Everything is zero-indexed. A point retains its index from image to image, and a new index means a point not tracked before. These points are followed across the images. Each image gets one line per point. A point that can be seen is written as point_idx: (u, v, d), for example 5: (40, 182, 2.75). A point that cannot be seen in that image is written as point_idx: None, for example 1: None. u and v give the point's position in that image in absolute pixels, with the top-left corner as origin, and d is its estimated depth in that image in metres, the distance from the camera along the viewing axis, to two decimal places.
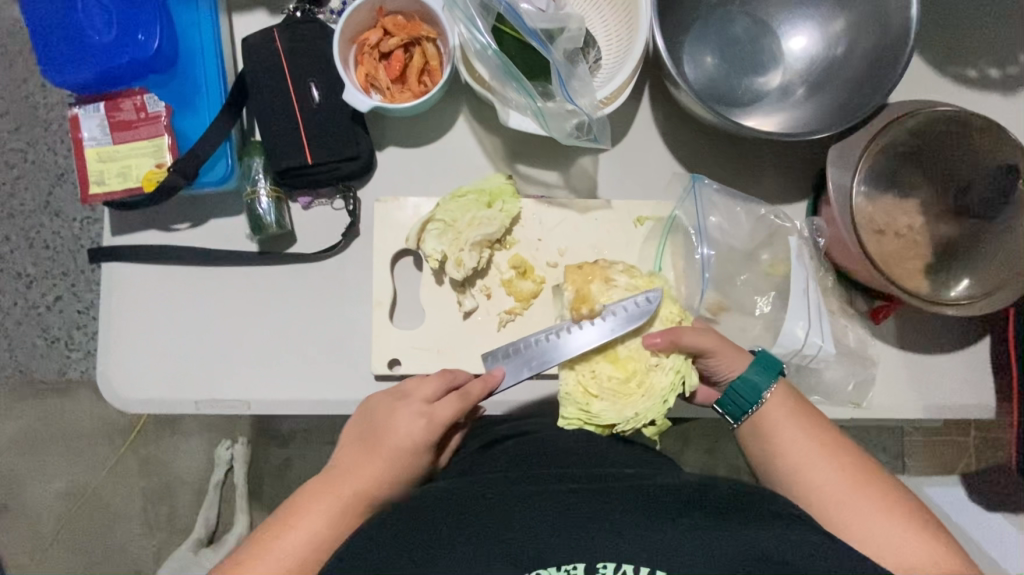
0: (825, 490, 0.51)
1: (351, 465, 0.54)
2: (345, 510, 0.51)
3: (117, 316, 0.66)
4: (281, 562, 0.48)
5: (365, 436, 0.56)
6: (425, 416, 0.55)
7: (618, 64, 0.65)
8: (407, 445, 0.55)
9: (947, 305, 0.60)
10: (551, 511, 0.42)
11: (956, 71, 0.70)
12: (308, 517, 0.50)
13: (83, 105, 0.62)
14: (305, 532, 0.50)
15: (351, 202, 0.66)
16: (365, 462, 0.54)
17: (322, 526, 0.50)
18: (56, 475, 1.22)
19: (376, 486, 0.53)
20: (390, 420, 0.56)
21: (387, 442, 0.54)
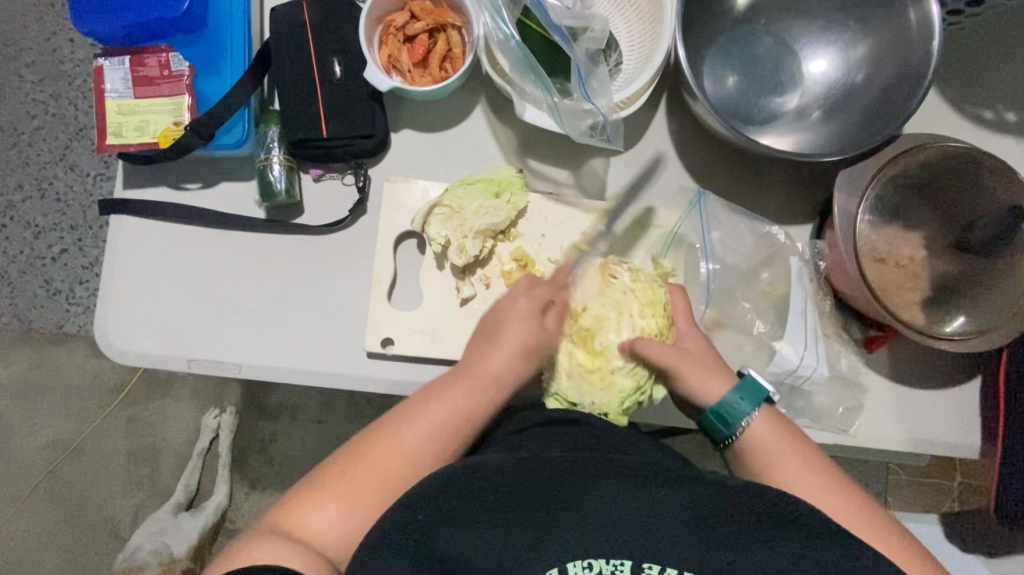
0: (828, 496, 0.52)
1: (472, 354, 0.58)
2: (473, 391, 0.56)
3: (121, 268, 0.67)
4: (425, 429, 0.54)
5: (478, 331, 0.59)
6: (528, 300, 0.58)
7: (638, 69, 0.66)
8: (517, 326, 0.57)
9: (941, 339, 0.61)
10: (605, 504, 0.44)
11: (972, 111, 0.71)
12: (441, 397, 0.55)
13: (109, 57, 0.63)
14: (440, 407, 0.55)
15: (361, 179, 0.67)
16: (483, 350, 0.57)
17: (455, 405, 0.55)
18: (44, 424, 1.23)
19: (499, 367, 0.56)
20: (496, 311, 0.59)
21: (502, 327, 0.58)
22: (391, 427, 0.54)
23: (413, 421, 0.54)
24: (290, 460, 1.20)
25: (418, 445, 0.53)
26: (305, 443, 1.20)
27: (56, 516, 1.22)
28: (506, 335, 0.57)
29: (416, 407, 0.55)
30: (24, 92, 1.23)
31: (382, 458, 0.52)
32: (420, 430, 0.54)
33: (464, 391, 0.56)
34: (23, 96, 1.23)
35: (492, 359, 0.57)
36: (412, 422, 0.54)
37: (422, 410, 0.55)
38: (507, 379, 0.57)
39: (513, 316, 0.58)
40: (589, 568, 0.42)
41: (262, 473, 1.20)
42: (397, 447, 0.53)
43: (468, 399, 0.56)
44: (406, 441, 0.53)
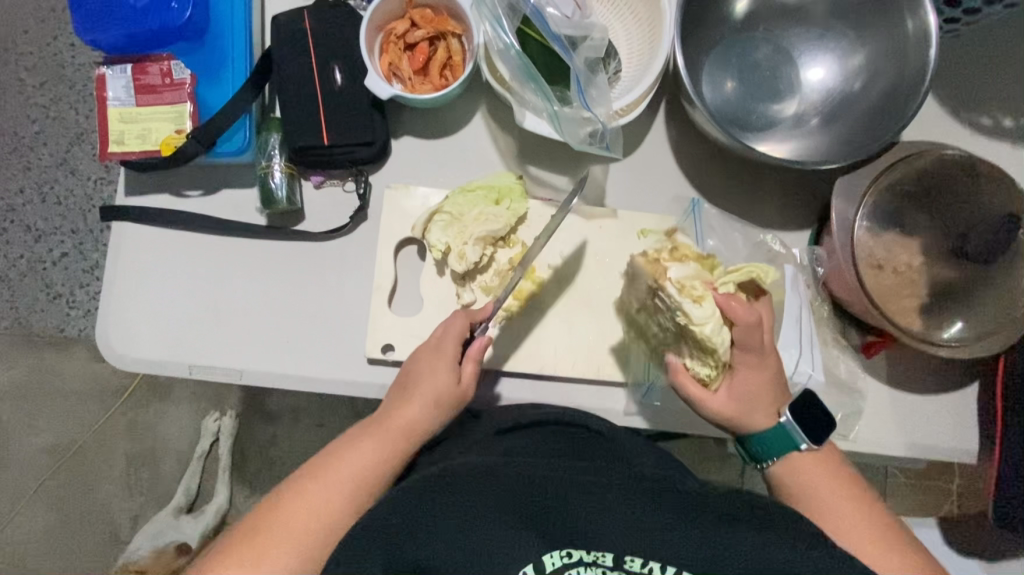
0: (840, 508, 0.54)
1: (389, 407, 0.58)
2: (388, 439, 0.56)
3: (124, 274, 0.67)
4: (335, 489, 0.53)
5: (400, 382, 0.59)
6: (442, 352, 0.58)
7: (637, 77, 0.66)
8: (428, 379, 0.57)
9: (937, 345, 0.62)
10: (585, 497, 0.44)
11: (969, 117, 0.71)
12: (355, 448, 0.55)
13: (111, 66, 0.63)
14: (353, 460, 0.55)
15: (362, 185, 0.67)
16: (397, 402, 0.57)
17: (365, 461, 0.55)
18: (45, 428, 1.23)
19: (413, 420, 0.57)
20: (415, 362, 0.59)
21: (415, 377, 0.58)
22: (304, 482, 0.54)
23: (325, 476, 0.54)
24: (290, 463, 1.20)
25: (332, 499, 0.53)
26: (306, 446, 1.21)
27: (56, 520, 1.22)
28: (419, 388, 0.57)
29: (330, 461, 0.55)
30: (24, 96, 1.23)
31: (294, 513, 0.52)
32: (334, 484, 0.53)
33: (379, 441, 0.56)
34: (23, 100, 1.23)
35: (406, 407, 0.57)
36: (325, 477, 0.54)
37: (334, 464, 0.55)
38: (425, 426, 0.57)
39: (426, 366, 0.58)
40: (568, 557, 0.43)
41: (263, 476, 1.21)
42: (309, 502, 0.52)
43: (384, 449, 0.55)
44: (319, 496, 0.53)
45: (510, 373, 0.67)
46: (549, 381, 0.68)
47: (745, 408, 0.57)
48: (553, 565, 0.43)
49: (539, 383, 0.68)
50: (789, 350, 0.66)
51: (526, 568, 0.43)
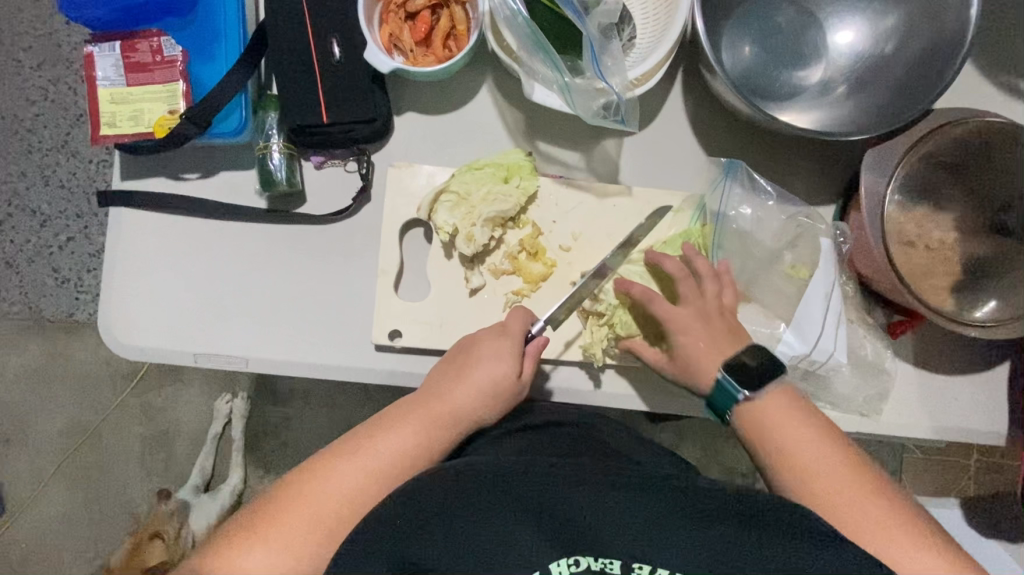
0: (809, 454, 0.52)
1: (437, 385, 0.56)
2: (432, 427, 0.53)
3: (124, 260, 0.65)
4: (369, 468, 0.50)
5: (450, 361, 0.58)
6: (510, 338, 0.57)
7: (653, 44, 0.62)
8: (485, 362, 0.56)
9: (970, 326, 0.58)
10: (592, 498, 0.44)
11: (1007, 80, 0.67)
12: (396, 432, 0.52)
13: (98, 43, 0.60)
14: (392, 445, 0.51)
15: (364, 166, 0.65)
16: (450, 383, 0.55)
17: (408, 441, 0.52)
18: (60, 411, 1.24)
19: (462, 408, 0.55)
20: (475, 344, 0.58)
21: (472, 364, 0.56)
22: (333, 461, 0.50)
23: (358, 457, 0.50)
24: (303, 444, 1.21)
25: (364, 481, 0.50)
26: (317, 427, 1.21)
27: (75, 501, 1.23)
28: (475, 370, 0.56)
29: (365, 441, 0.52)
30: (22, 77, 1.21)
31: (322, 494, 0.49)
32: (367, 466, 0.50)
33: (422, 427, 0.53)
34: (21, 82, 1.21)
35: (457, 395, 0.55)
36: (359, 459, 0.50)
37: (367, 446, 0.51)
38: (470, 416, 0.55)
39: (492, 354, 0.56)
40: (575, 565, 0.43)
41: (276, 457, 1.22)
42: (339, 483, 0.49)
43: (425, 437, 0.53)
44: (350, 477, 0.49)
45: None
46: (562, 367, 0.66)
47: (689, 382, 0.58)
48: (560, 574, 0.43)
49: (551, 368, 0.66)
50: (816, 323, 0.64)
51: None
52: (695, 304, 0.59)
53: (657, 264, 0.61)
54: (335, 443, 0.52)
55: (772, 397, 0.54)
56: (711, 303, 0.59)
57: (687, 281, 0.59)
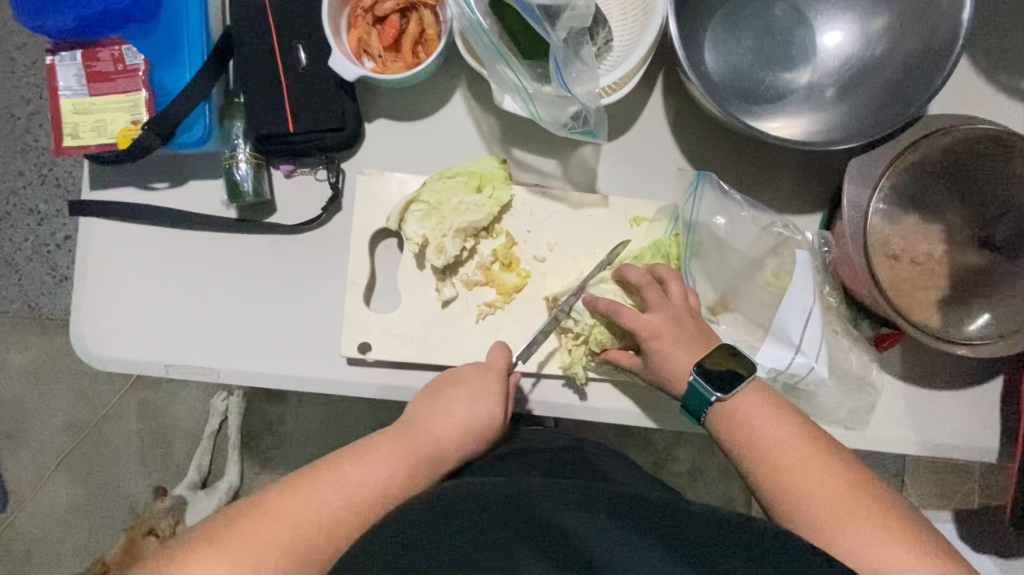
0: (790, 451, 0.50)
1: (418, 413, 0.55)
2: (409, 454, 0.52)
3: (95, 271, 0.65)
4: (345, 495, 0.49)
5: (432, 391, 0.57)
6: (495, 375, 0.57)
7: (629, 48, 0.60)
8: (470, 393, 0.56)
9: (958, 344, 0.56)
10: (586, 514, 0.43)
11: (1008, 82, 0.63)
12: (372, 456, 0.51)
13: (59, 53, 0.59)
14: (366, 469, 0.50)
15: (333, 175, 0.63)
16: (432, 413, 0.55)
17: (387, 468, 0.51)
18: (60, 408, 1.25)
19: (444, 439, 0.53)
20: (460, 373, 0.58)
21: (454, 397, 0.56)
22: (305, 482, 0.49)
23: (329, 479, 0.49)
24: (297, 442, 1.22)
25: (331, 502, 0.48)
26: (312, 425, 1.22)
27: (76, 495, 1.25)
28: (458, 403, 0.55)
29: (343, 466, 0.50)
30: (17, 76, 1.21)
31: (288, 513, 0.47)
32: (338, 489, 0.49)
33: (399, 457, 0.51)
34: (16, 80, 1.21)
35: (437, 422, 0.54)
36: (330, 481, 0.49)
37: (345, 471, 0.50)
38: (448, 449, 0.54)
39: (476, 388, 0.56)
40: None
41: (271, 455, 1.22)
42: (306, 504, 0.47)
43: (400, 466, 0.51)
44: (319, 497, 0.48)
45: None
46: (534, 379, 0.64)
47: (664, 388, 0.57)
48: None
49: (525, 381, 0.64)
50: (791, 337, 0.61)
51: None
52: (663, 308, 0.57)
53: (622, 276, 0.60)
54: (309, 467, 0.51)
55: (746, 392, 0.53)
56: (678, 310, 0.58)
57: (651, 288, 0.58)
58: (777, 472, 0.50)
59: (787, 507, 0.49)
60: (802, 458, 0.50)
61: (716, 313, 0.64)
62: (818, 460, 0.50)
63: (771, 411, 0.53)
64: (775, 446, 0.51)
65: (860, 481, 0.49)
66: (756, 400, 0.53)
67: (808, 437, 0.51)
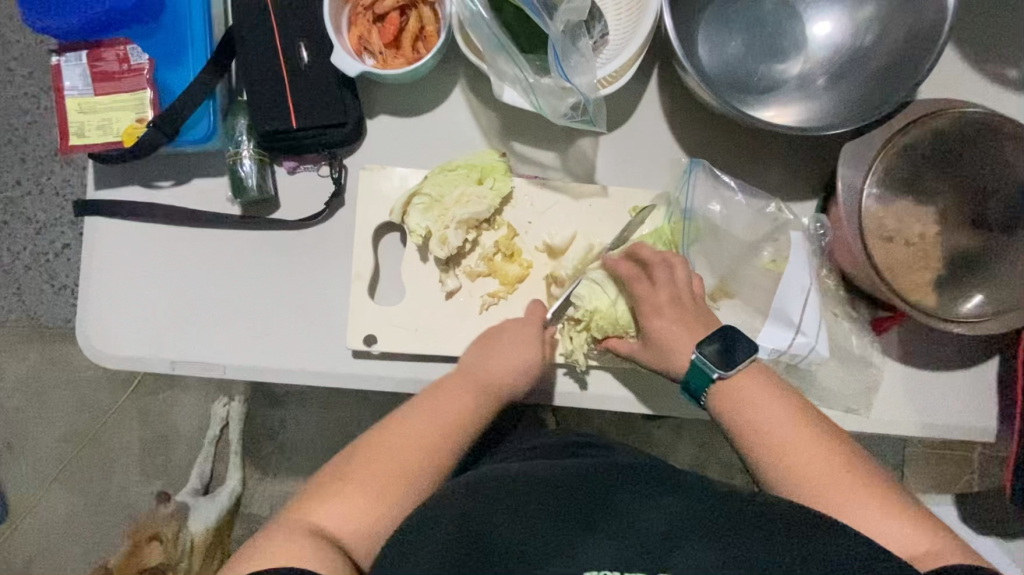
0: (789, 431, 0.51)
1: (474, 358, 0.59)
2: (482, 392, 0.57)
3: (100, 270, 0.65)
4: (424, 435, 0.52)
5: (483, 339, 0.61)
6: (534, 324, 0.61)
7: (625, 41, 0.61)
8: (517, 339, 0.59)
9: (953, 323, 0.57)
10: (617, 501, 0.44)
11: (995, 69, 0.65)
12: (453, 394, 0.56)
13: (64, 54, 0.60)
14: (449, 404, 0.55)
15: (336, 170, 0.64)
16: (487, 356, 0.59)
17: (457, 405, 0.55)
18: (60, 416, 1.25)
19: (503, 378, 0.58)
20: (504, 325, 0.61)
21: (502, 342, 0.60)
22: (401, 417, 0.53)
23: (423, 414, 0.53)
24: (299, 446, 1.22)
25: (432, 435, 0.52)
26: (313, 429, 1.22)
27: (76, 504, 1.24)
28: (507, 347, 0.59)
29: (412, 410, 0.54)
30: (15, 86, 1.21)
31: (396, 446, 0.51)
32: (435, 422, 0.53)
33: (465, 395, 0.56)
34: (14, 90, 1.21)
35: (498, 365, 0.58)
36: (427, 416, 0.53)
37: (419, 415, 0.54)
38: (508, 385, 0.58)
39: (520, 336, 0.60)
40: None
41: (273, 460, 1.22)
42: (410, 434, 0.52)
43: (471, 401, 0.56)
44: (421, 430, 0.52)
45: None
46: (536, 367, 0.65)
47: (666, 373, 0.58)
48: None
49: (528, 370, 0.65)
50: (792, 318, 0.62)
51: None
52: (667, 286, 0.58)
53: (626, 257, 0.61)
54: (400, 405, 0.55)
55: (744, 373, 0.54)
56: (683, 288, 0.59)
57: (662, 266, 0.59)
58: (778, 453, 0.50)
59: (786, 486, 0.49)
60: (800, 438, 0.51)
61: (716, 299, 0.65)
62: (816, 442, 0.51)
63: (767, 391, 0.53)
64: (774, 427, 0.51)
65: (857, 456, 0.50)
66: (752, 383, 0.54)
67: (806, 415, 0.52)
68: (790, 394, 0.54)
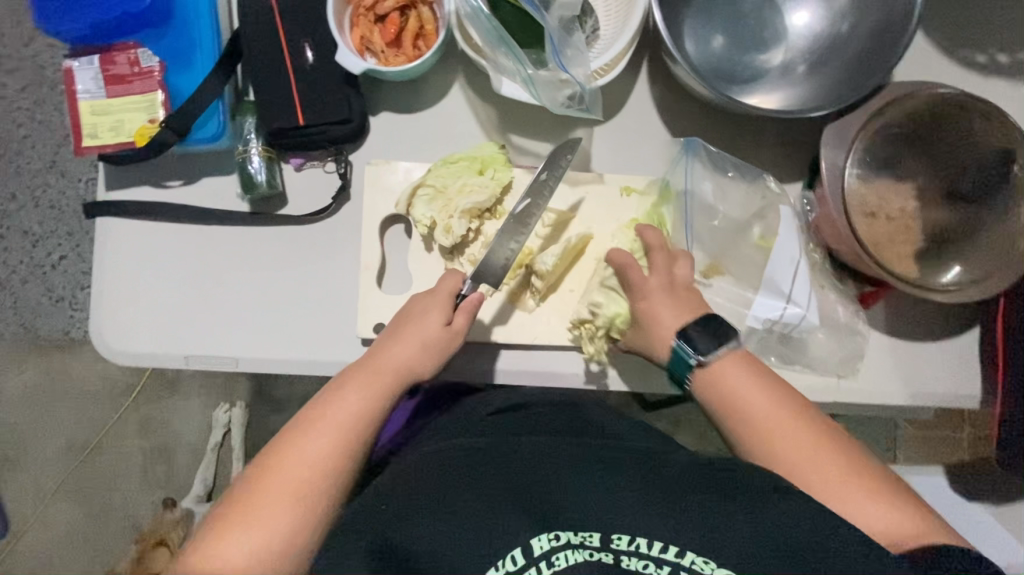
0: (773, 420, 0.53)
1: (379, 347, 0.58)
2: (374, 383, 0.56)
3: (112, 269, 0.67)
4: (321, 435, 0.52)
5: (391, 327, 0.60)
6: (441, 298, 0.59)
7: (616, 34, 0.64)
8: (423, 323, 0.58)
9: (936, 292, 0.60)
10: (566, 475, 0.45)
11: (964, 54, 0.69)
12: (342, 393, 0.55)
13: (77, 58, 0.62)
14: (337, 407, 0.54)
15: (342, 166, 0.67)
16: (390, 342, 0.58)
17: (354, 398, 0.55)
18: (61, 428, 1.25)
19: (405, 363, 0.57)
20: (415, 306, 0.60)
21: (405, 325, 0.59)
22: (288, 438, 0.52)
23: (310, 428, 0.52)
24: None
25: (320, 448, 0.52)
26: None
27: (78, 517, 1.24)
28: (412, 327, 0.58)
29: (312, 413, 0.54)
30: (7, 101, 1.22)
31: (281, 473, 0.50)
32: (321, 434, 0.52)
33: (363, 385, 0.55)
34: (7, 105, 1.22)
35: (395, 352, 0.58)
36: (312, 428, 0.52)
37: (317, 416, 0.53)
38: (412, 370, 0.58)
39: (424, 313, 0.59)
40: (557, 540, 0.42)
41: None
42: (296, 457, 0.51)
43: (368, 391, 0.55)
44: (307, 447, 0.51)
45: (502, 346, 0.67)
46: (541, 350, 0.68)
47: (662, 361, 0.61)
48: (541, 548, 0.42)
49: (532, 352, 0.68)
50: (782, 288, 0.66)
51: (513, 552, 0.42)
52: (662, 274, 0.61)
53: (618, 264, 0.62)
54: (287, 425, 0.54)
55: (729, 359, 0.56)
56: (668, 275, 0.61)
57: (660, 252, 0.62)
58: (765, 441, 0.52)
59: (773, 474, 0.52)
60: (785, 425, 0.52)
61: (708, 276, 0.68)
62: (811, 431, 0.52)
63: (754, 381, 0.55)
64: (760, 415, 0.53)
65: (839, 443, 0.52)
66: (741, 370, 0.55)
67: (792, 404, 0.54)
68: (775, 382, 0.55)
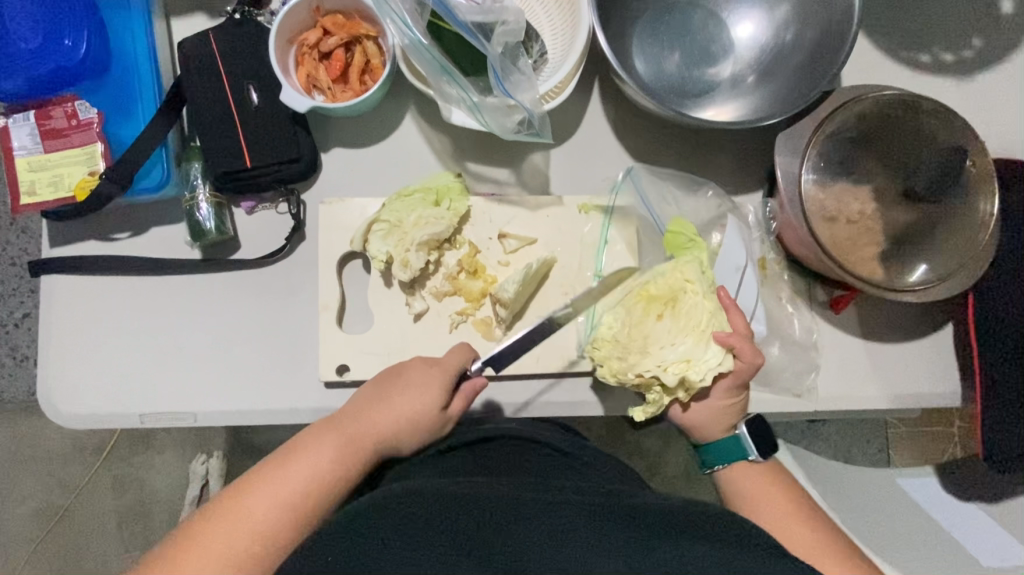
0: (787, 523, 0.57)
1: (360, 410, 0.57)
2: (351, 451, 0.54)
3: (59, 328, 0.64)
4: (280, 495, 0.50)
5: (376, 388, 0.58)
6: (439, 369, 0.58)
7: (563, 57, 0.64)
8: (415, 397, 0.56)
9: (904, 293, 0.60)
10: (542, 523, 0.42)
11: (909, 56, 0.70)
12: (312, 452, 0.53)
13: (10, 115, 0.60)
14: (304, 471, 0.52)
15: (294, 205, 0.65)
16: (374, 407, 0.57)
17: (324, 464, 0.53)
18: (29, 494, 1.19)
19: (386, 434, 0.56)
20: (406, 370, 0.59)
21: (396, 392, 0.57)
22: (245, 492, 0.50)
23: (271, 488, 0.51)
24: None
25: (278, 513, 0.50)
26: None
27: None
28: (402, 398, 0.57)
29: (278, 469, 0.52)
30: None
31: (233, 534, 0.48)
32: (282, 497, 0.50)
33: (337, 448, 0.54)
34: None
35: (377, 419, 0.56)
36: (273, 486, 0.51)
37: (281, 472, 0.52)
38: (393, 440, 0.56)
39: (420, 383, 0.57)
40: None
41: None
42: (251, 518, 0.49)
43: (341, 459, 0.53)
44: (265, 510, 0.49)
45: None
46: (512, 380, 0.66)
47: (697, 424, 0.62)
48: None
49: (503, 383, 0.66)
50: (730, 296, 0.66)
51: None
52: (749, 364, 0.58)
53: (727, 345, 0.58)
54: (247, 474, 0.52)
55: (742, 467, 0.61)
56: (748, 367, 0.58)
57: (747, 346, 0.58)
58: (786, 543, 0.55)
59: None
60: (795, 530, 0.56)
61: None
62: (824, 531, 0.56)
63: (761, 485, 0.60)
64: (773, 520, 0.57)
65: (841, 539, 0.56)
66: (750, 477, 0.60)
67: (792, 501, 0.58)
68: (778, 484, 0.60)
